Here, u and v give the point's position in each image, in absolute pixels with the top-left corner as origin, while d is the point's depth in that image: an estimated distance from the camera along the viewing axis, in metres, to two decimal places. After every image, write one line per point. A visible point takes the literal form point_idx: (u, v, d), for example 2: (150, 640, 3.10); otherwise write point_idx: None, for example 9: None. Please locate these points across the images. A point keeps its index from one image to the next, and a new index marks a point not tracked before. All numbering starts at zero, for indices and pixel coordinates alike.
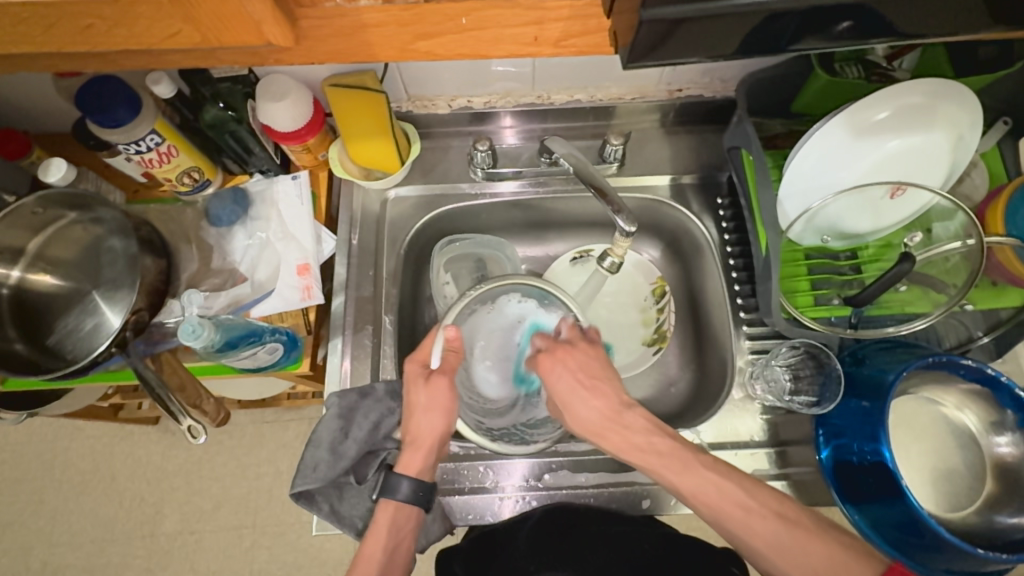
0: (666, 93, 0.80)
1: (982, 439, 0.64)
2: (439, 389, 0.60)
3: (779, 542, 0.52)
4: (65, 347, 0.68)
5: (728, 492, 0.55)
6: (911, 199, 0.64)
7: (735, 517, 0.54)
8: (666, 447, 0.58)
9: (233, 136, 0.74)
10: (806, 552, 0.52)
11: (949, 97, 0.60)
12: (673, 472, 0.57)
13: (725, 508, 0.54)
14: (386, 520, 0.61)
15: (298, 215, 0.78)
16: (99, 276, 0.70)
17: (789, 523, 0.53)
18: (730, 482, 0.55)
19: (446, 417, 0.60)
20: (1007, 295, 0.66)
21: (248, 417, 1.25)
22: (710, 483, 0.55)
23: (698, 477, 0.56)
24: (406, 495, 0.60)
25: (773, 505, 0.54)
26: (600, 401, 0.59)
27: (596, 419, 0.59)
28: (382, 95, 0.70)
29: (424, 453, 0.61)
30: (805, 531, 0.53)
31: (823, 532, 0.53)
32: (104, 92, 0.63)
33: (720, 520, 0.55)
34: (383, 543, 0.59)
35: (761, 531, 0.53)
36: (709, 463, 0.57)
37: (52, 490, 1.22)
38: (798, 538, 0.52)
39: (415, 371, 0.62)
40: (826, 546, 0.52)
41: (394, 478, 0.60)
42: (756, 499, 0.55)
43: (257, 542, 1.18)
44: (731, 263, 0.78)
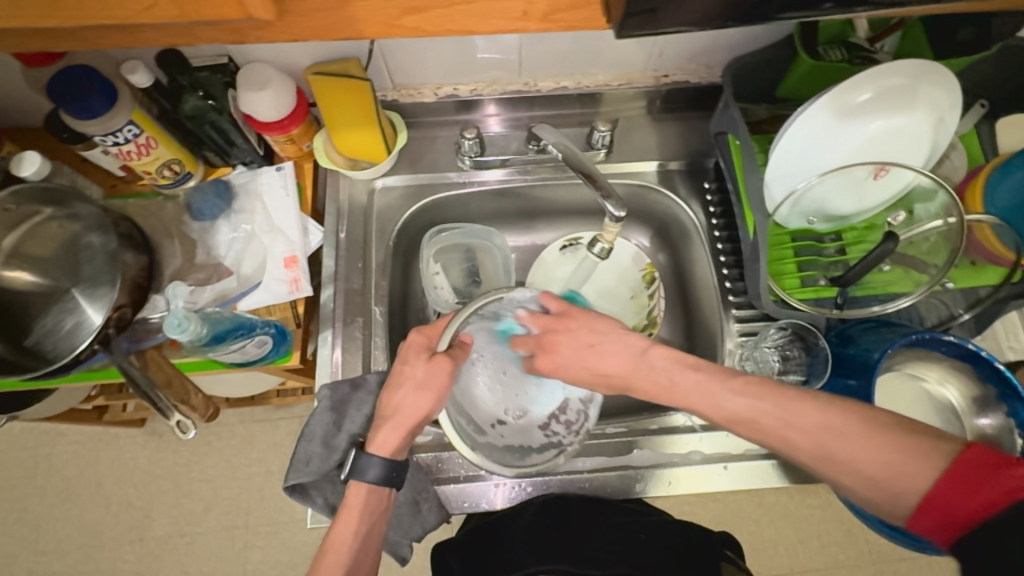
0: (653, 79, 0.80)
1: (964, 413, 0.66)
2: (439, 371, 0.60)
3: (823, 448, 0.49)
4: (46, 347, 0.66)
5: (770, 410, 0.52)
6: (895, 179, 0.65)
7: (787, 428, 0.51)
8: (692, 381, 0.56)
9: (214, 126, 0.72)
10: (857, 449, 0.48)
11: (930, 78, 0.61)
12: (704, 403, 0.55)
13: (764, 423, 0.52)
14: (358, 503, 0.59)
15: (284, 206, 0.76)
16: (79, 274, 0.68)
17: (836, 432, 0.49)
18: (767, 404, 0.52)
19: (434, 399, 0.59)
20: (985, 273, 0.68)
21: (237, 417, 1.23)
22: (748, 407, 0.53)
23: (731, 404, 0.54)
24: (376, 477, 0.59)
25: (815, 419, 0.50)
26: (614, 356, 0.59)
27: (622, 369, 0.59)
28: (365, 82, 0.68)
29: (402, 431, 0.60)
30: (849, 438, 0.48)
31: (879, 430, 0.48)
32: (78, 82, 0.61)
33: (763, 439, 0.53)
34: (356, 527, 0.59)
35: (804, 440, 0.50)
36: (738, 388, 0.54)
37: (36, 497, 1.19)
38: (842, 444, 0.48)
39: (420, 345, 0.61)
40: (875, 446, 0.47)
41: (365, 459, 0.59)
42: (795, 416, 0.51)
43: (249, 543, 1.17)
44: (719, 247, 0.79)
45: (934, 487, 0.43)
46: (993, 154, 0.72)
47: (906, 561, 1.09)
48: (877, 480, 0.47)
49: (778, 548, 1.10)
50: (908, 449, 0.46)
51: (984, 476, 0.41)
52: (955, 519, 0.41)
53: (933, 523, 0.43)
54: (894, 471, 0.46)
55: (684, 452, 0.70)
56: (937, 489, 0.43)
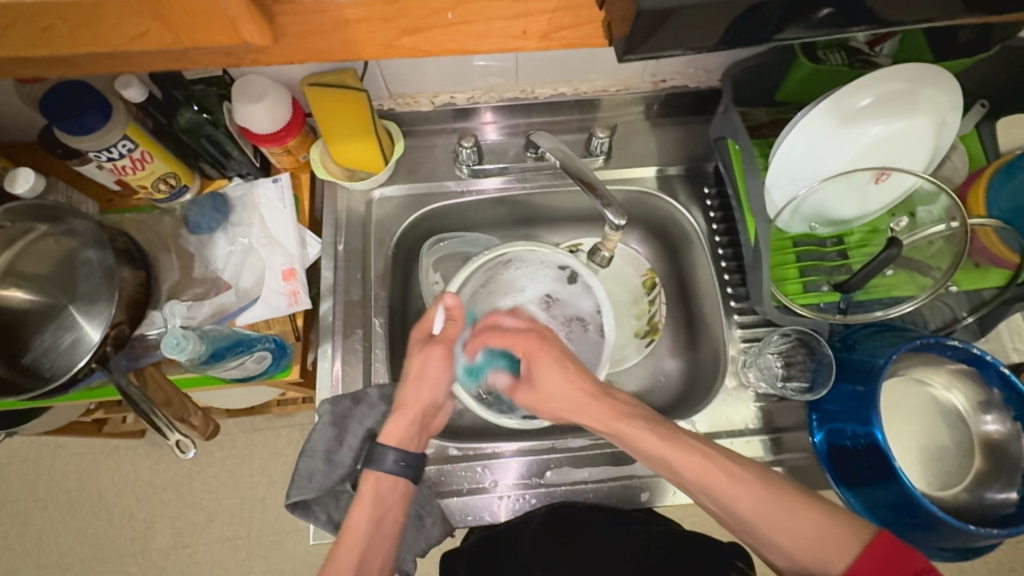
0: (650, 84, 0.79)
1: (970, 416, 0.65)
2: (433, 357, 0.63)
3: (762, 507, 0.54)
4: (43, 365, 0.65)
5: (716, 460, 0.57)
6: (896, 183, 0.65)
7: (724, 484, 0.55)
8: (646, 414, 0.61)
9: (210, 140, 0.72)
10: (795, 517, 0.53)
11: (930, 82, 0.60)
12: (643, 438, 0.59)
13: (705, 476, 0.56)
14: (370, 491, 0.60)
15: (281, 219, 0.76)
16: (76, 290, 0.68)
17: (771, 489, 0.55)
18: (719, 449, 0.57)
19: (433, 389, 0.63)
20: (990, 275, 0.67)
21: (237, 426, 1.22)
22: (663, 451, 0.58)
23: (685, 451, 0.57)
24: (392, 466, 0.60)
25: (755, 473, 0.56)
26: (568, 388, 0.62)
27: (568, 404, 0.62)
28: (363, 93, 0.68)
29: (407, 422, 0.62)
30: (787, 495, 0.55)
31: (811, 500, 0.54)
32: (72, 99, 0.61)
33: (708, 487, 0.56)
34: (369, 513, 0.58)
35: (745, 502, 0.55)
36: (689, 437, 0.58)
37: (37, 510, 1.19)
38: (783, 506, 0.54)
39: (415, 338, 0.65)
40: (812, 515, 0.53)
41: (380, 450, 0.61)
42: (738, 464, 0.56)
43: (252, 553, 1.16)
44: (720, 252, 0.79)
45: (855, 562, 0.50)
46: (994, 154, 0.71)
47: None
48: (807, 541, 0.52)
49: None
50: (833, 517, 0.53)
51: (899, 559, 0.48)
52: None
53: None
54: (823, 538, 0.52)
55: None
56: (854, 566, 0.50)
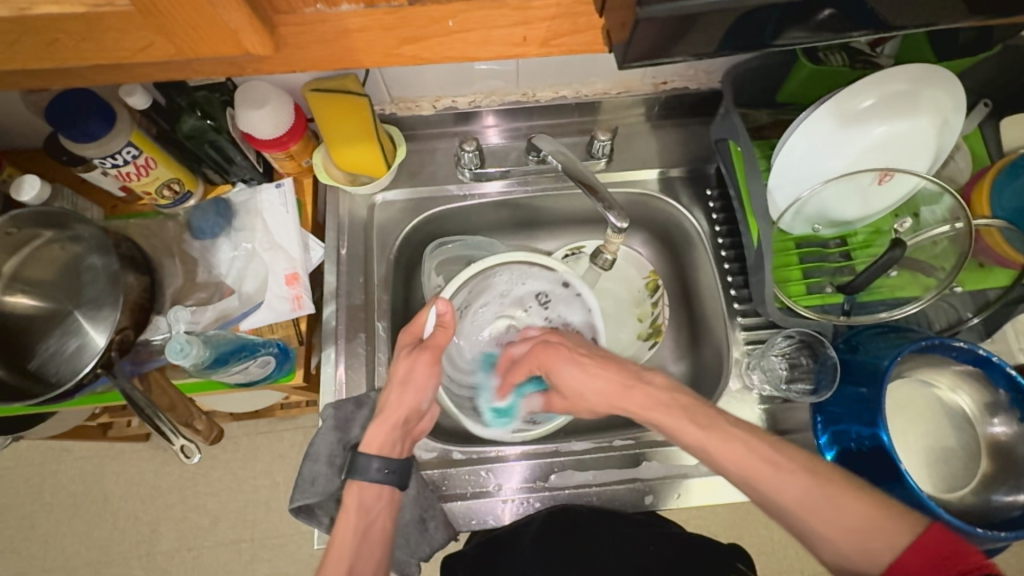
0: (651, 86, 0.79)
1: (976, 419, 0.65)
2: (420, 363, 0.63)
3: (808, 498, 0.52)
4: (49, 370, 0.66)
5: (757, 449, 0.55)
6: (899, 184, 0.65)
7: (776, 473, 0.54)
8: (688, 401, 0.59)
9: (213, 146, 0.72)
10: (839, 508, 0.51)
11: (933, 83, 0.60)
12: (687, 429, 0.58)
13: (755, 467, 0.54)
14: (355, 502, 0.60)
15: (284, 223, 0.76)
16: (81, 296, 0.68)
17: (820, 479, 0.53)
18: (757, 439, 0.56)
19: (419, 395, 0.63)
20: (995, 275, 0.66)
21: (241, 429, 1.23)
22: (737, 437, 0.56)
23: (727, 440, 0.56)
24: (375, 474, 0.60)
25: (803, 461, 0.54)
26: (606, 380, 0.63)
27: (608, 393, 0.63)
28: (364, 98, 0.68)
29: (390, 427, 0.62)
30: (833, 486, 0.52)
31: (858, 491, 0.52)
32: (76, 106, 0.61)
33: (752, 481, 0.55)
34: (355, 524, 0.58)
35: (790, 490, 0.53)
36: (733, 420, 0.57)
37: (43, 514, 1.19)
38: (828, 496, 0.52)
39: (403, 343, 0.65)
40: (858, 505, 0.51)
41: (363, 459, 0.60)
42: (783, 454, 0.55)
43: (256, 556, 1.16)
44: (723, 254, 0.78)
45: (903, 556, 0.48)
46: (998, 154, 0.71)
47: None
48: (852, 532, 0.50)
49: (788, 552, 1.09)
50: (882, 510, 0.50)
51: (951, 555, 0.45)
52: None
53: None
54: (874, 529, 0.49)
55: (693, 462, 0.70)
56: (903, 560, 0.48)
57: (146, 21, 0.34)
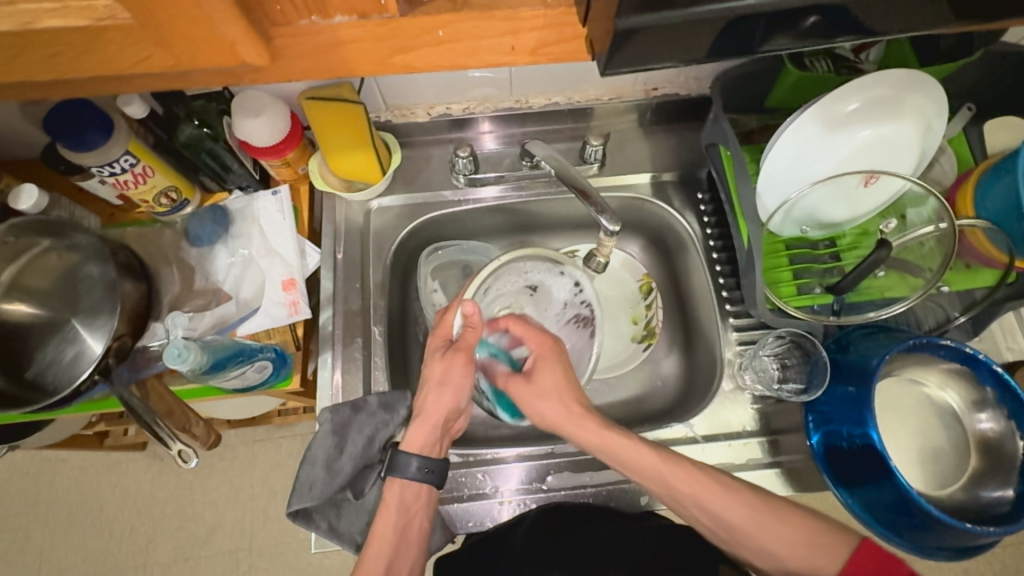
0: (643, 93, 0.81)
1: (965, 416, 0.66)
2: (455, 364, 0.63)
3: (748, 520, 0.58)
4: (46, 378, 0.66)
5: (692, 478, 0.60)
6: (885, 187, 0.66)
7: (711, 494, 0.59)
8: (621, 441, 0.61)
9: (210, 153, 0.73)
10: (780, 524, 0.58)
11: (914, 87, 0.62)
12: (629, 461, 0.61)
13: (688, 493, 0.60)
14: (394, 499, 0.62)
15: (281, 230, 0.77)
16: (78, 303, 0.69)
17: (762, 509, 0.58)
18: (690, 464, 0.60)
19: (455, 396, 0.63)
20: (981, 275, 0.68)
21: (239, 437, 1.23)
22: (659, 467, 0.60)
23: (658, 467, 0.60)
24: (416, 472, 0.62)
25: (749, 496, 0.59)
26: (555, 407, 0.63)
27: (557, 420, 0.64)
28: (360, 106, 0.70)
29: (429, 428, 0.63)
30: (778, 519, 0.58)
31: (797, 509, 0.59)
32: (75, 116, 0.62)
33: (676, 495, 0.60)
34: (393, 521, 0.61)
35: (736, 514, 0.58)
36: (667, 454, 0.60)
37: (39, 525, 1.19)
38: (769, 519, 0.58)
39: (434, 346, 0.65)
40: (791, 529, 0.58)
41: (403, 458, 0.62)
42: (715, 484, 0.59)
43: (254, 564, 1.16)
44: (715, 257, 0.80)
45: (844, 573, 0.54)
46: (982, 156, 0.72)
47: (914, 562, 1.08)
48: (797, 547, 0.57)
49: None
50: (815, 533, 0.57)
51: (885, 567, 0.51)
52: None
53: None
54: (812, 546, 0.57)
55: None
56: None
57: (146, 35, 0.35)
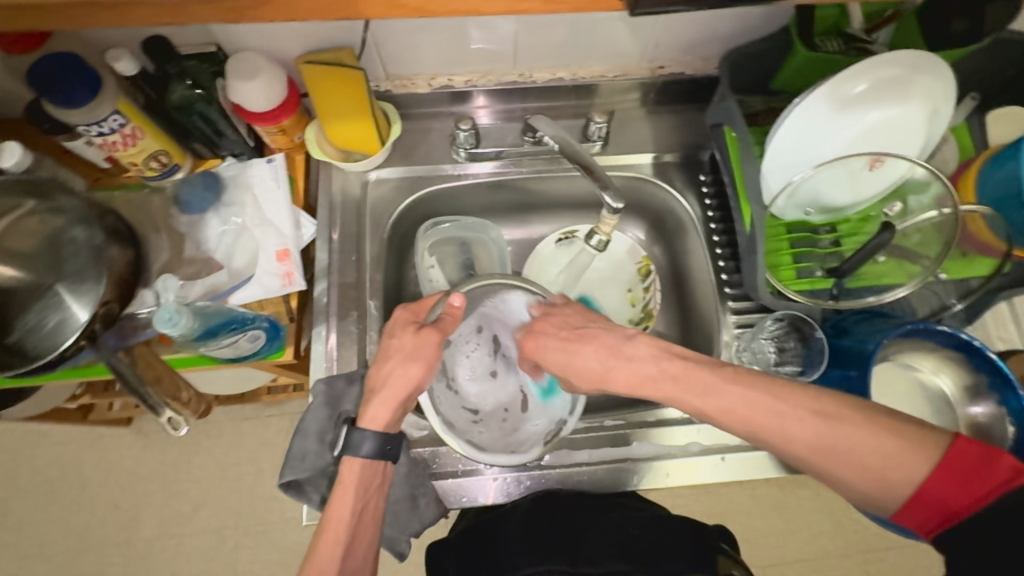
0: (648, 71, 0.80)
1: (957, 400, 0.67)
2: (428, 341, 0.61)
3: (821, 442, 0.50)
4: (28, 346, 0.63)
5: (758, 388, 0.53)
6: (890, 170, 0.66)
7: (776, 420, 0.52)
8: (677, 369, 0.57)
9: (202, 117, 0.70)
10: (847, 461, 0.50)
11: (924, 70, 0.61)
12: (691, 395, 0.56)
13: (761, 418, 0.52)
14: (353, 480, 0.58)
15: (275, 199, 0.75)
16: (62, 269, 0.65)
17: (830, 419, 0.50)
18: (757, 391, 0.53)
19: (423, 369, 0.60)
20: (975, 265, 0.68)
21: (226, 415, 1.21)
22: (736, 397, 0.54)
23: (748, 386, 0.54)
24: (370, 451, 0.58)
25: (809, 405, 0.51)
26: (594, 345, 0.62)
27: (598, 365, 0.61)
28: (360, 71, 0.67)
29: (392, 405, 0.60)
30: (847, 424, 0.50)
31: (880, 425, 0.49)
32: (61, 70, 0.60)
33: (756, 430, 0.53)
34: (352, 503, 0.57)
35: (803, 433, 0.51)
36: (731, 376, 0.55)
37: (19, 499, 1.17)
38: (842, 435, 0.50)
39: (403, 320, 0.62)
40: (873, 438, 0.49)
41: (358, 435, 0.58)
42: (786, 402, 0.52)
43: (240, 542, 1.15)
44: (715, 240, 0.79)
45: (927, 482, 0.47)
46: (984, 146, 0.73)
47: (892, 549, 1.11)
48: (871, 471, 0.49)
49: (768, 540, 1.12)
50: (902, 438, 0.48)
51: (974, 472, 0.46)
52: (947, 511, 0.46)
53: (925, 515, 0.48)
54: (890, 462, 0.48)
55: (682, 443, 0.71)
56: (931, 484, 0.47)
57: None
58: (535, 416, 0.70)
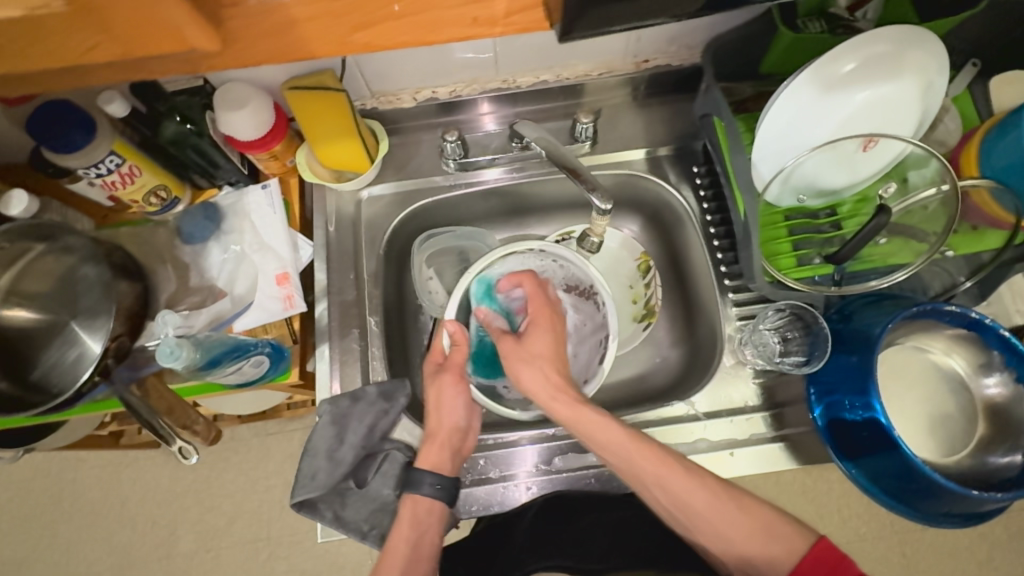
0: (633, 65, 0.79)
1: (972, 381, 0.65)
2: (448, 380, 0.66)
3: (713, 507, 0.58)
4: (50, 380, 0.66)
5: (667, 454, 0.60)
6: (884, 151, 0.64)
7: (673, 479, 0.59)
8: (594, 411, 0.61)
9: (196, 150, 0.72)
10: (726, 524, 0.57)
11: (914, 45, 0.59)
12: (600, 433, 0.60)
13: (663, 476, 0.59)
14: (410, 514, 0.62)
15: (272, 223, 0.76)
16: (77, 306, 0.69)
17: (720, 493, 0.58)
18: (669, 453, 0.60)
19: (455, 407, 0.65)
20: (988, 237, 0.66)
21: (251, 431, 1.25)
22: (628, 444, 0.59)
23: (640, 444, 0.60)
24: (427, 488, 0.62)
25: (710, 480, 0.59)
26: (549, 368, 0.63)
27: (541, 384, 0.63)
28: (342, 92, 0.69)
29: (437, 446, 0.64)
30: (730, 502, 0.58)
31: (755, 505, 0.58)
32: (57, 119, 0.62)
33: (654, 481, 0.59)
34: (408, 536, 0.60)
35: (700, 501, 0.58)
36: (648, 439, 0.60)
37: (64, 522, 1.22)
38: (729, 508, 0.58)
39: (428, 368, 0.68)
40: (750, 524, 0.57)
41: (416, 475, 0.63)
42: (698, 472, 0.59)
43: (273, 553, 1.19)
44: (712, 232, 0.78)
45: (797, 565, 0.53)
46: (987, 114, 0.70)
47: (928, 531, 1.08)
48: (752, 542, 0.56)
49: None
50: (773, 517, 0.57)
51: (838, 561, 0.52)
52: None
53: None
54: (764, 539, 0.56)
55: (690, 440, 0.70)
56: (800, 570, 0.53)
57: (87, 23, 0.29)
58: (576, 344, 0.73)
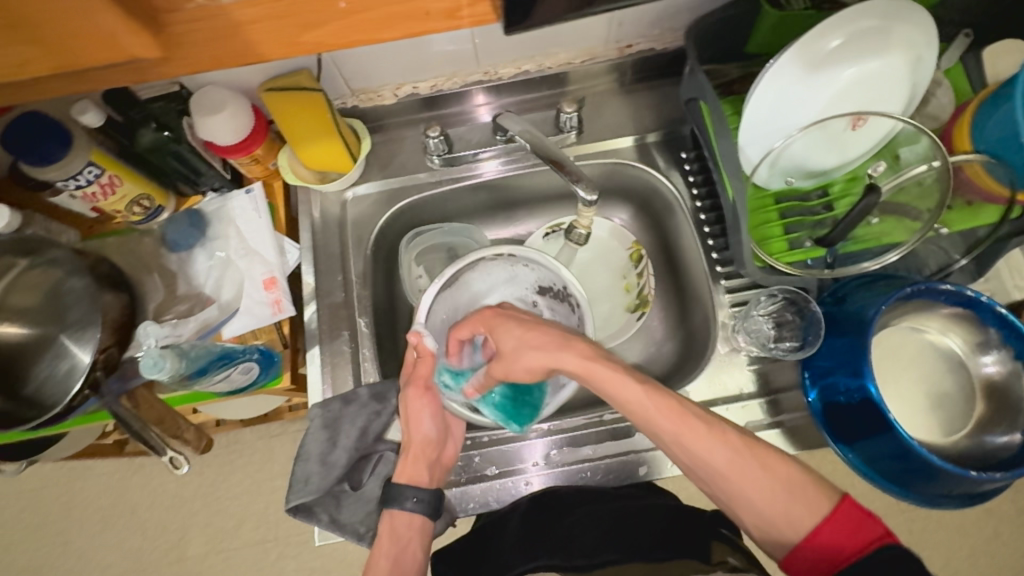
0: (616, 51, 0.77)
1: (969, 360, 0.64)
2: (420, 398, 0.66)
3: (733, 462, 0.54)
4: (44, 395, 0.65)
5: (691, 411, 0.56)
6: (875, 129, 0.62)
7: (694, 434, 0.54)
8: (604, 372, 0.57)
9: (177, 156, 0.70)
10: (753, 481, 0.53)
11: (901, 18, 0.58)
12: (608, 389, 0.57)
13: (688, 433, 0.55)
14: (389, 529, 0.62)
15: (258, 228, 0.76)
16: (65, 318, 0.67)
17: (742, 450, 0.54)
18: (689, 404, 0.56)
19: (431, 422, 0.65)
20: (983, 211, 0.65)
21: (255, 434, 1.25)
22: (648, 397, 0.56)
23: (658, 395, 0.56)
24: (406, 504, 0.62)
25: (733, 438, 0.55)
26: (538, 343, 0.60)
27: (538, 357, 0.59)
28: (320, 91, 0.67)
29: (414, 461, 0.64)
30: (752, 462, 0.54)
31: (782, 460, 0.55)
32: (32, 131, 0.62)
33: (679, 439, 0.55)
34: (388, 551, 0.60)
35: (720, 458, 0.54)
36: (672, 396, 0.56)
37: (76, 529, 1.23)
38: (753, 466, 0.54)
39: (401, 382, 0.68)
40: (773, 491, 0.53)
41: (396, 490, 0.63)
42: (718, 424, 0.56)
43: (282, 553, 1.19)
44: (702, 218, 0.76)
45: (817, 529, 0.50)
46: (980, 86, 0.68)
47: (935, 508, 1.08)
48: (776, 501, 0.52)
49: None
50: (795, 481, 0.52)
51: (860, 526, 0.49)
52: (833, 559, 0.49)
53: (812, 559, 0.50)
54: (786, 506, 0.52)
55: None
56: (823, 531, 0.50)
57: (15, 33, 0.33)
58: None
